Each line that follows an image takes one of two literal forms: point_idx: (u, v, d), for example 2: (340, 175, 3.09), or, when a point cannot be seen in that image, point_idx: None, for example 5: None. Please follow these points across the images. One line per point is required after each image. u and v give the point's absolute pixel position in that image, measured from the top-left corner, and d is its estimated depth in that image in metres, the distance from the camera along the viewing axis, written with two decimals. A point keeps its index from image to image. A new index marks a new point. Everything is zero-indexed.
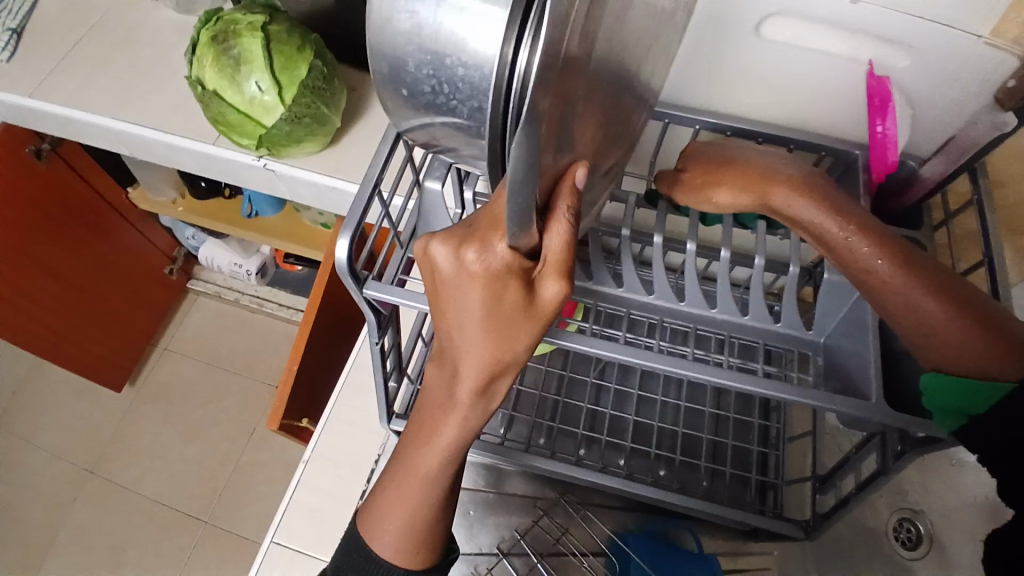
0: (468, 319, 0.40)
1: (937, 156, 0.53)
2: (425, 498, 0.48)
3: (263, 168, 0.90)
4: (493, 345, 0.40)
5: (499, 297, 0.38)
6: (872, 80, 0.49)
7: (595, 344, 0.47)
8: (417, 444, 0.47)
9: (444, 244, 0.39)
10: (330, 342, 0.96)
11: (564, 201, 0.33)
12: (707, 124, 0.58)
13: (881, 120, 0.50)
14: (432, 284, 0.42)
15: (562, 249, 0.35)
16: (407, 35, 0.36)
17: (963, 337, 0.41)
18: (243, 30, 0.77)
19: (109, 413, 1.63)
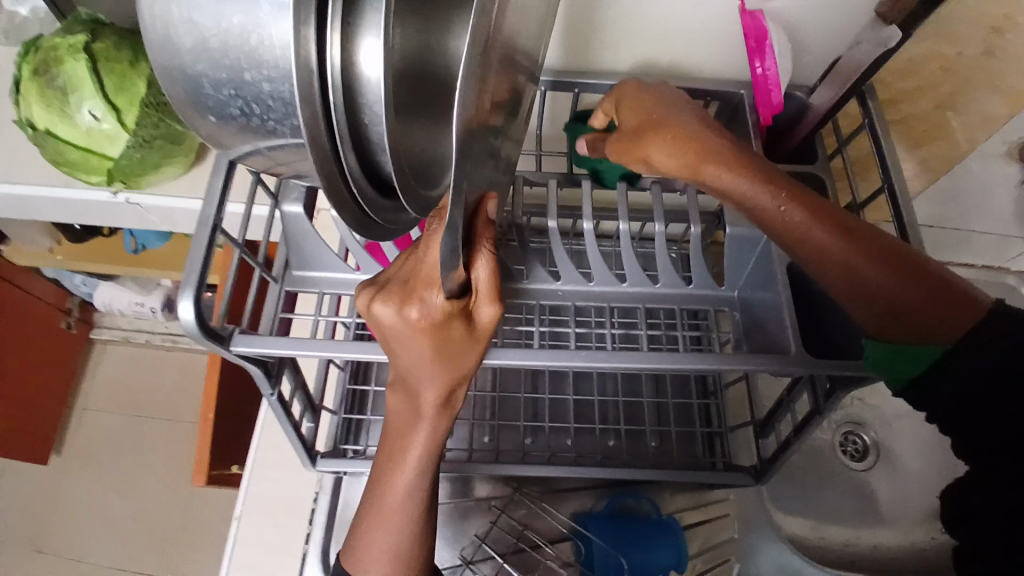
0: (416, 369, 0.37)
1: (824, 85, 0.50)
2: (408, 543, 0.42)
3: (125, 204, 0.80)
4: (446, 387, 0.37)
5: (445, 340, 0.36)
6: (746, 18, 0.46)
7: (506, 355, 0.43)
8: (382, 491, 0.41)
9: (387, 300, 0.36)
10: (243, 376, 0.89)
11: (482, 234, 0.33)
12: (586, 86, 0.52)
13: (760, 61, 0.47)
14: (381, 341, 0.38)
15: (490, 278, 0.35)
16: (195, 52, 0.31)
17: (917, 299, 0.39)
18: (64, 55, 0.68)
19: (37, 487, 1.49)
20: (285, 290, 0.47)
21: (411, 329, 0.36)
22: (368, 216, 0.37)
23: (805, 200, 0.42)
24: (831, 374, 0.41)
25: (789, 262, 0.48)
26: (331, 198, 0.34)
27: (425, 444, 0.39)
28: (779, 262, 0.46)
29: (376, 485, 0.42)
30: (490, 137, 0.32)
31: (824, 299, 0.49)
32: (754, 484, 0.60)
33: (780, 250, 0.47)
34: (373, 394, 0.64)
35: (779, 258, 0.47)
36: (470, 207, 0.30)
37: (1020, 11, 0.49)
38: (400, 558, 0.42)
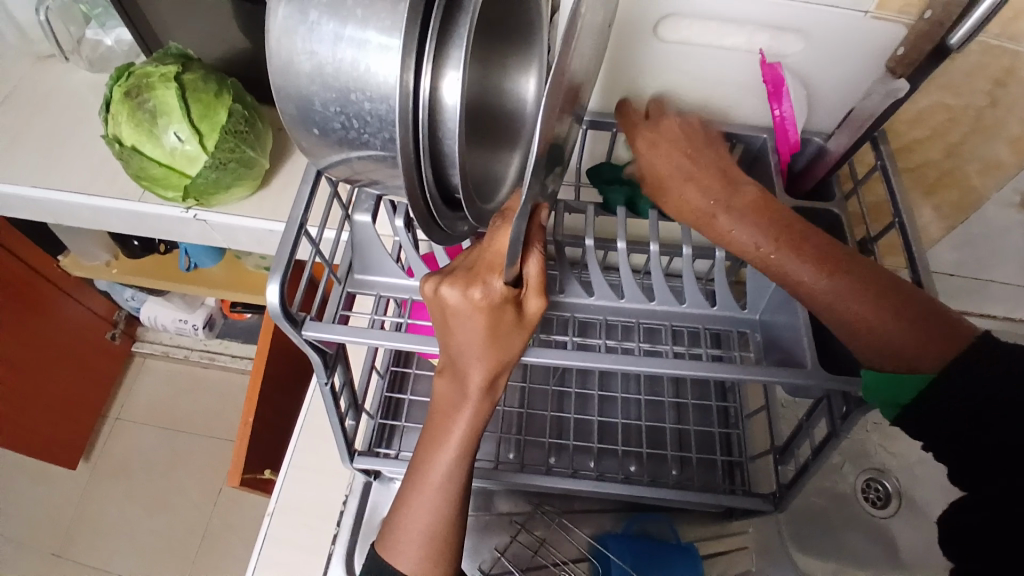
0: (468, 349, 0.42)
1: (841, 130, 0.54)
2: (445, 519, 0.46)
3: (193, 219, 0.88)
4: (492, 369, 0.42)
5: (497, 323, 0.41)
6: (766, 68, 0.52)
7: (547, 354, 0.47)
8: (426, 465, 0.45)
9: (451, 283, 0.41)
10: (282, 387, 0.94)
11: (535, 234, 0.39)
12: (622, 126, 0.59)
13: (778, 105, 0.53)
14: (438, 323, 0.43)
15: (539, 274, 0.40)
16: (310, 76, 0.38)
17: (904, 338, 0.43)
18: (157, 82, 0.76)
19: (67, 493, 1.54)
20: (347, 291, 0.52)
21: (470, 309, 0.40)
22: (437, 224, 0.42)
23: (811, 241, 0.46)
24: (844, 389, 0.45)
25: None
26: (411, 203, 0.39)
27: (469, 424, 0.44)
28: None
29: (420, 461, 0.46)
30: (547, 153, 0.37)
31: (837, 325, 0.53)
32: (772, 511, 0.63)
33: None
34: (408, 402, 0.69)
35: None
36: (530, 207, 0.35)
37: (1019, 67, 0.53)
38: (436, 532, 0.45)
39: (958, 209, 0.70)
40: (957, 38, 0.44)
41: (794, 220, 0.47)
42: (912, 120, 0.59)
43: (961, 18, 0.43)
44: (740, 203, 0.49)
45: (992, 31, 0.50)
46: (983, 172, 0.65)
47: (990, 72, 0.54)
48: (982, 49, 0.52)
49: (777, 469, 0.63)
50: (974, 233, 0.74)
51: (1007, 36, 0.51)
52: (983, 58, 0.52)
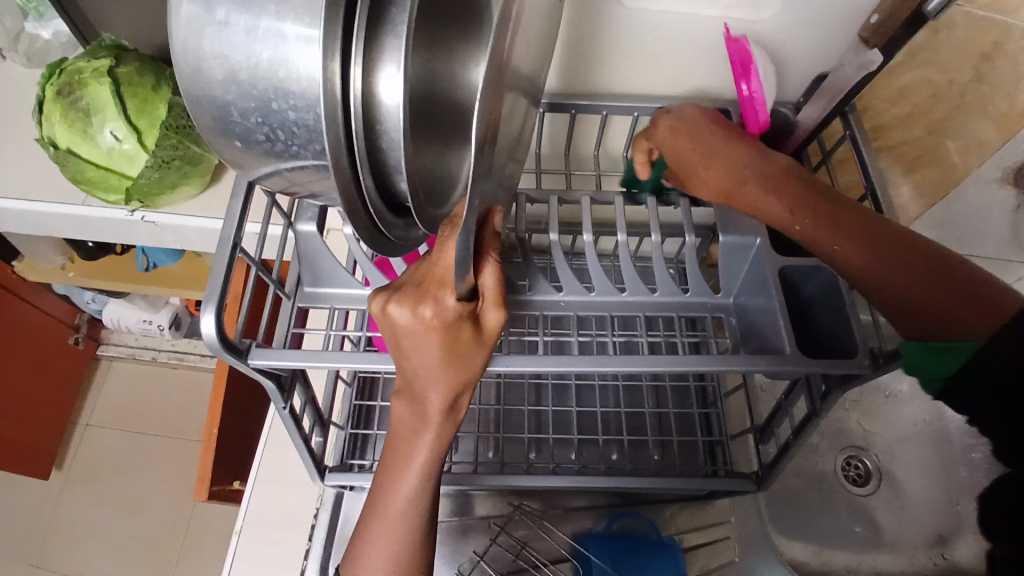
0: (423, 371, 0.38)
1: (813, 101, 0.48)
2: (408, 546, 0.43)
3: (140, 222, 0.82)
4: (451, 390, 0.39)
5: (451, 341, 0.38)
6: (730, 43, 0.45)
7: (514, 361, 0.43)
8: (387, 493, 0.42)
9: (400, 302, 0.38)
10: (246, 391, 0.90)
11: (490, 242, 0.35)
12: (581, 108, 0.52)
13: (745, 81, 0.46)
14: (392, 345, 0.39)
15: (496, 283, 0.36)
16: (224, 83, 0.34)
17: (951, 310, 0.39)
18: (89, 78, 0.70)
19: (38, 503, 1.49)
20: (297, 306, 0.48)
21: (421, 330, 0.37)
22: (382, 233, 0.39)
23: (846, 217, 0.42)
24: (821, 371, 0.42)
25: (781, 269, 0.48)
26: (352, 216, 0.36)
27: (429, 448, 0.41)
28: (773, 271, 0.47)
29: (381, 485, 0.43)
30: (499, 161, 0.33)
31: (817, 304, 0.50)
32: (755, 490, 0.59)
33: (772, 259, 0.48)
34: (379, 408, 0.66)
35: (772, 266, 0.48)
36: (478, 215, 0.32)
37: (1008, 39, 0.50)
38: (402, 561, 0.43)
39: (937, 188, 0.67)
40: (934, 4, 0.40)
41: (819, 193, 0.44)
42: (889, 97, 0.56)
43: None
44: (747, 194, 0.45)
45: None
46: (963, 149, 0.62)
47: (978, 46, 0.52)
48: None
49: (758, 448, 0.58)
50: None
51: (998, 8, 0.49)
52: None
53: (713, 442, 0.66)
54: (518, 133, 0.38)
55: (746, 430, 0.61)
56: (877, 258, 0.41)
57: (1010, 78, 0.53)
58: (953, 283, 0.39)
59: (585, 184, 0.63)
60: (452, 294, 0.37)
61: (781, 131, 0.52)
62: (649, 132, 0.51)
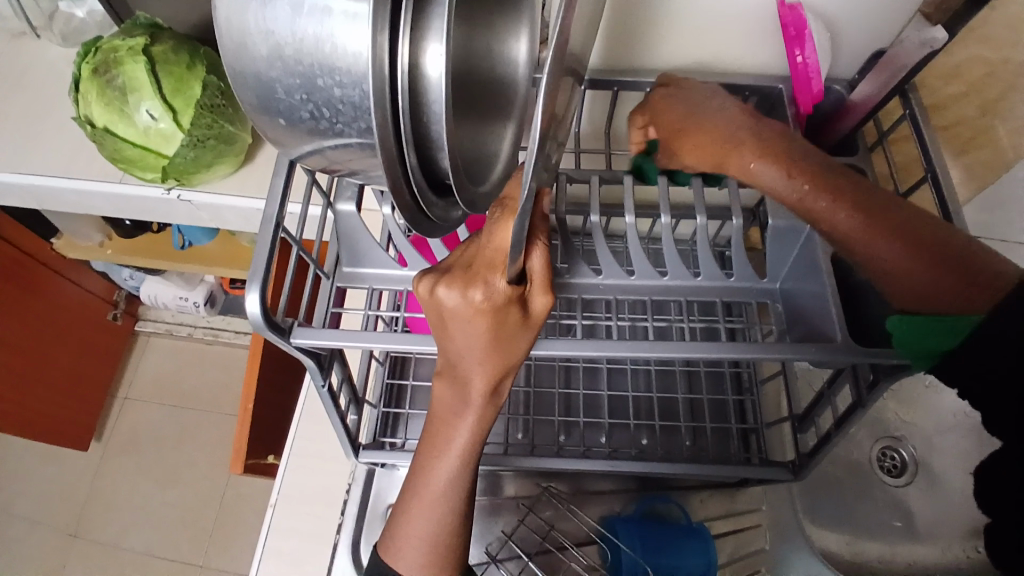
0: (470, 353, 0.38)
1: (868, 78, 0.46)
2: (446, 526, 0.43)
3: (177, 200, 0.83)
4: (496, 374, 0.39)
5: (500, 324, 0.37)
6: (786, 10, 0.44)
7: (553, 345, 0.43)
8: (427, 474, 0.43)
9: (448, 285, 0.38)
10: (281, 368, 0.91)
11: (538, 227, 0.35)
12: (624, 85, 0.51)
13: (799, 50, 0.45)
14: (438, 326, 0.39)
15: (544, 268, 0.36)
16: (269, 60, 0.34)
17: (940, 281, 0.39)
18: (124, 57, 0.71)
19: (81, 472, 1.55)
20: (336, 285, 0.48)
21: (469, 313, 0.37)
22: (424, 213, 0.39)
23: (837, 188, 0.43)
24: (871, 361, 0.40)
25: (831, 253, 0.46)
26: (395, 195, 0.36)
27: (472, 429, 0.41)
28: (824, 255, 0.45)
29: (421, 465, 0.43)
30: (543, 143, 0.33)
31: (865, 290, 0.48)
32: (791, 480, 0.58)
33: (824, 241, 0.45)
34: (411, 387, 0.66)
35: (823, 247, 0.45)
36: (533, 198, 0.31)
37: None
38: (440, 541, 0.43)
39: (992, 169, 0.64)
40: None
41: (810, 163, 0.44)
42: None
43: None
44: (742, 162, 0.46)
45: None
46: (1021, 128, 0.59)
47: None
48: None
49: (796, 437, 0.57)
50: (1005, 193, 0.68)
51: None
52: None
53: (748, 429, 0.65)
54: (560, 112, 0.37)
55: (784, 419, 0.59)
56: (864, 229, 0.41)
57: None
58: (928, 250, 0.40)
59: (621, 164, 0.62)
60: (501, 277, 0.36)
61: (833, 108, 0.50)
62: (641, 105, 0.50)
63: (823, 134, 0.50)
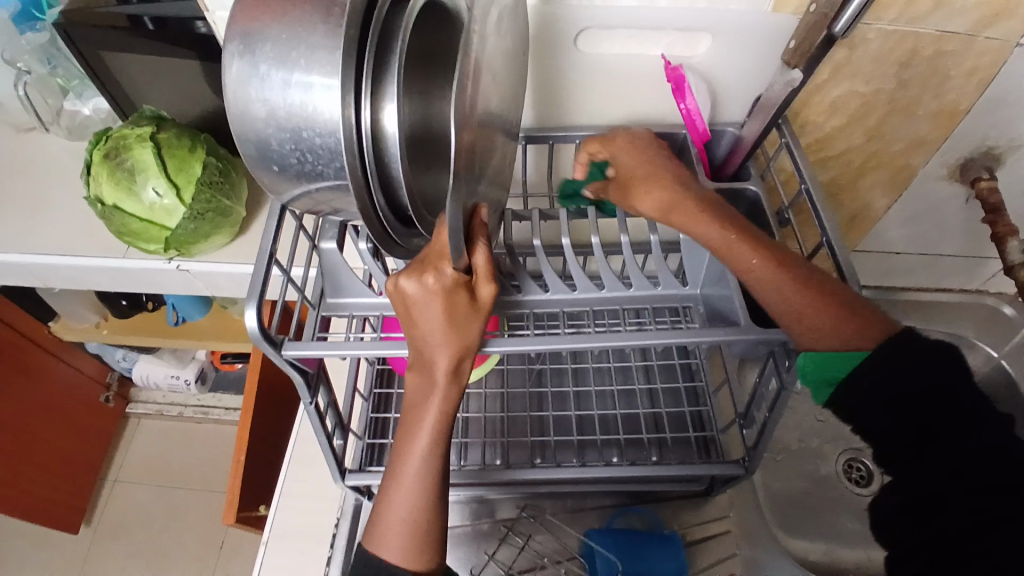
0: (431, 335, 0.46)
1: (752, 118, 0.56)
2: (423, 500, 0.49)
3: (176, 269, 0.92)
4: (454, 356, 0.46)
5: (453, 305, 0.45)
6: (668, 69, 0.54)
7: (511, 344, 0.49)
8: (404, 453, 0.49)
9: (408, 275, 0.46)
10: (271, 424, 0.96)
11: (479, 227, 0.44)
12: (555, 138, 0.61)
13: (682, 100, 0.55)
14: (403, 316, 0.47)
15: (486, 261, 0.45)
16: (266, 120, 0.43)
17: (841, 324, 0.46)
18: (133, 143, 0.81)
19: (68, 560, 1.52)
20: (322, 314, 0.56)
21: (427, 297, 0.45)
22: (392, 239, 0.47)
23: (756, 237, 0.50)
24: (779, 339, 0.47)
25: None
26: (367, 225, 0.44)
27: (438, 409, 0.48)
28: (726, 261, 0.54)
29: (399, 451, 0.49)
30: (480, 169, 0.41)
31: None
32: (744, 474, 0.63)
33: None
34: (393, 419, 0.71)
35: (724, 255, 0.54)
36: (464, 210, 0.40)
37: (922, 47, 0.56)
38: (417, 522, 0.49)
39: (891, 188, 0.73)
40: (842, 23, 0.45)
41: (737, 215, 0.51)
42: (828, 110, 0.63)
43: (841, 7, 0.44)
44: (681, 212, 0.52)
45: (880, 19, 0.54)
46: (906, 151, 0.68)
47: (897, 55, 0.57)
48: (881, 36, 0.56)
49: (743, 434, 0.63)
50: (911, 212, 0.77)
51: (906, 20, 0.54)
52: (885, 44, 0.56)
53: (707, 436, 0.70)
54: (492, 150, 0.45)
55: (732, 420, 0.65)
56: (782, 273, 0.48)
57: (933, 80, 0.60)
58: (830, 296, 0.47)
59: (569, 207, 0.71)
60: (450, 266, 0.45)
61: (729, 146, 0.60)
62: (604, 137, 0.59)
63: (722, 168, 0.61)
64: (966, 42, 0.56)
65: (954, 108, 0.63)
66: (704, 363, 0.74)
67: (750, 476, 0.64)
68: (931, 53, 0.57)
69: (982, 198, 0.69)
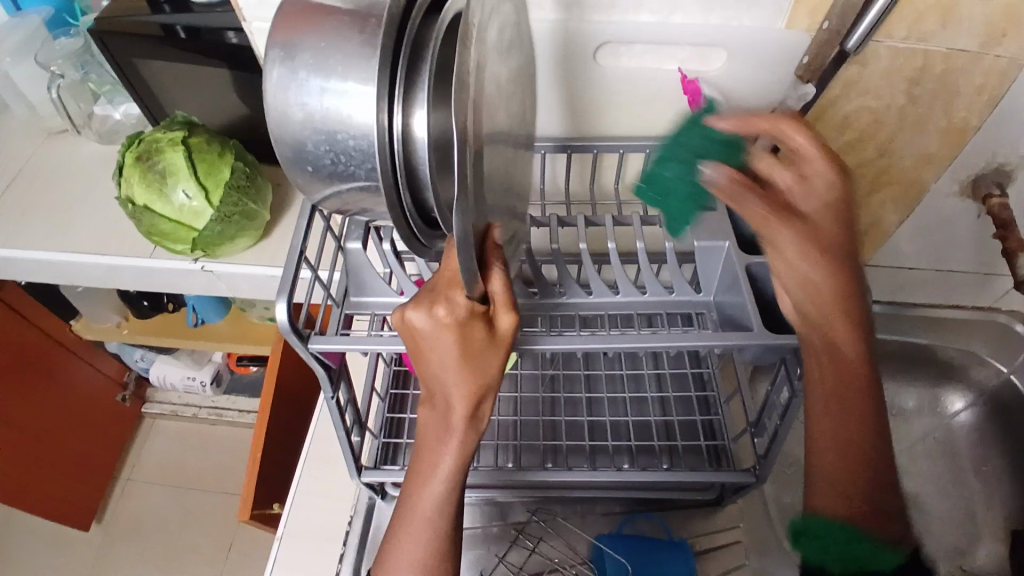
0: (445, 367, 0.47)
1: (765, 132, 0.59)
2: (439, 528, 0.51)
3: (200, 270, 0.94)
4: (470, 388, 0.47)
5: (468, 338, 0.46)
6: (686, 82, 0.57)
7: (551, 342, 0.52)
8: (421, 477, 0.51)
9: (418, 308, 0.46)
10: (286, 425, 0.98)
11: (493, 256, 0.43)
12: (576, 147, 0.64)
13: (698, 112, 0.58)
14: (417, 346, 0.48)
15: (503, 291, 0.44)
16: (303, 123, 0.45)
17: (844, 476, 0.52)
18: (165, 146, 0.84)
19: (80, 557, 1.54)
20: (346, 311, 0.57)
21: (439, 331, 0.46)
22: (419, 241, 0.50)
23: (836, 372, 0.52)
24: (790, 344, 0.50)
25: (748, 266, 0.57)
26: (395, 224, 0.46)
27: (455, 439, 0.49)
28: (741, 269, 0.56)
29: (416, 478, 0.51)
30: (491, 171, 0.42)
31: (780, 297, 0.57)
32: (754, 483, 0.63)
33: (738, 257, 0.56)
34: (409, 419, 0.73)
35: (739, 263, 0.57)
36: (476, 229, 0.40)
37: (932, 64, 0.58)
38: (431, 549, 0.51)
39: (902, 204, 0.75)
40: (854, 40, 0.52)
41: (839, 349, 0.51)
42: (840, 125, 0.65)
43: (855, 24, 0.51)
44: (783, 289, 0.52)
45: (891, 36, 0.56)
46: (917, 167, 0.70)
47: (907, 72, 0.59)
48: (892, 53, 0.57)
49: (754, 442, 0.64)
50: (922, 229, 0.78)
51: (916, 38, 0.56)
52: (895, 61, 0.58)
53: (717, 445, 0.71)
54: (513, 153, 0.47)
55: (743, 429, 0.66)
56: (831, 415, 0.52)
57: (944, 97, 0.61)
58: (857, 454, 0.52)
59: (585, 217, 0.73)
60: (463, 297, 0.45)
61: None
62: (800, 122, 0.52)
63: None
64: (975, 59, 0.58)
65: (963, 125, 0.64)
66: (716, 373, 0.75)
67: (761, 484, 0.65)
68: (940, 70, 0.59)
69: (993, 214, 0.70)
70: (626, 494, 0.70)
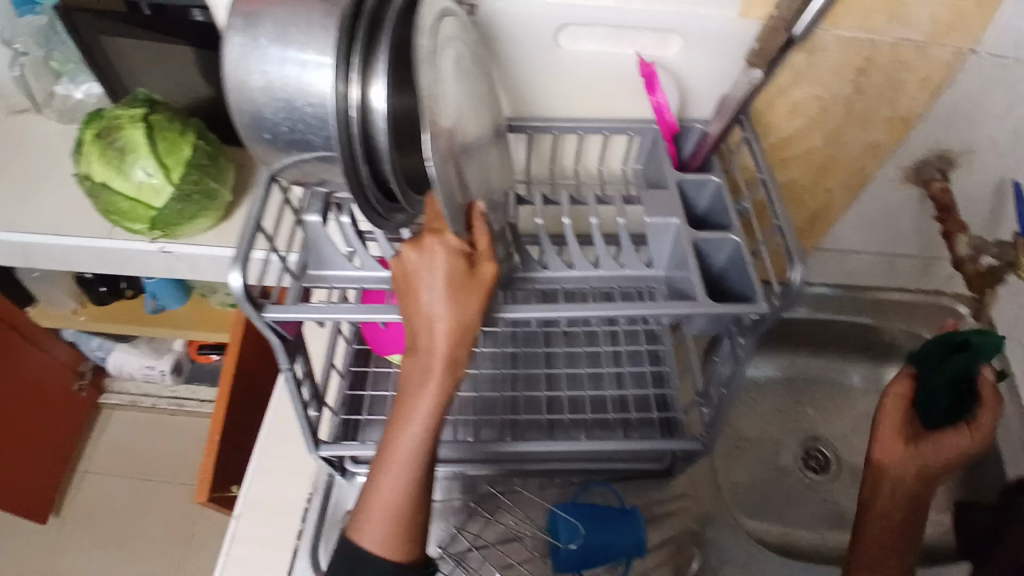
0: (431, 305, 0.49)
1: (717, 117, 0.61)
2: (413, 477, 0.51)
3: (159, 251, 0.93)
4: (452, 330, 0.49)
5: (453, 275, 0.48)
6: (643, 65, 0.59)
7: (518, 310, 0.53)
8: (399, 425, 0.51)
9: (411, 247, 0.49)
10: (245, 407, 0.98)
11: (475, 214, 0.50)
12: (535, 127, 0.65)
13: (653, 94, 0.61)
14: (404, 288, 0.50)
15: (485, 239, 0.50)
16: (262, 90, 0.46)
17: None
18: (125, 123, 0.83)
19: (32, 550, 1.50)
20: (303, 285, 0.58)
21: (428, 266, 0.49)
22: (377, 212, 0.50)
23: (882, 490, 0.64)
24: (732, 313, 0.51)
25: (693, 242, 0.58)
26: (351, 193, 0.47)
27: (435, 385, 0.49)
28: (688, 244, 0.57)
29: (394, 427, 0.52)
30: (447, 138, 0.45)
31: (727, 271, 0.60)
32: (702, 450, 0.66)
33: (685, 233, 0.58)
34: (369, 396, 0.74)
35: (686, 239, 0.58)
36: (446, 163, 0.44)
37: (878, 55, 0.61)
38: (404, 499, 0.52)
39: (849, 191, 0.78)
40: (799, 28, 0.50)
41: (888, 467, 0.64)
42: (790, 112, 0.68)
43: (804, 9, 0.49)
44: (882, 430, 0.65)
45: (838, 27, 0.59)
46: (863, 156, 0.73)
47: (854, 63, 0.62)
48: (839, 43, 0.61)
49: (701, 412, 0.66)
50: (867, 217, 0.82)
51: (863, 29, 0.59)
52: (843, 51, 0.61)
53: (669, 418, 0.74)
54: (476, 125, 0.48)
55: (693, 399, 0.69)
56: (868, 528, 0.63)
57: (889, 88, 0.65)
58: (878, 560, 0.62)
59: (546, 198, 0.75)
60: (451, 237, 0.49)
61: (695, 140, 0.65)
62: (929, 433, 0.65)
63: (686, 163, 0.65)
64: (918, 51, 0.61)
65: (906, 115, 0.68)
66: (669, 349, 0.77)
67: (710, 453, 0.68)
68: (885, 62, 0.62)
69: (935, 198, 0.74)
70: (581, 465, 0.72)
